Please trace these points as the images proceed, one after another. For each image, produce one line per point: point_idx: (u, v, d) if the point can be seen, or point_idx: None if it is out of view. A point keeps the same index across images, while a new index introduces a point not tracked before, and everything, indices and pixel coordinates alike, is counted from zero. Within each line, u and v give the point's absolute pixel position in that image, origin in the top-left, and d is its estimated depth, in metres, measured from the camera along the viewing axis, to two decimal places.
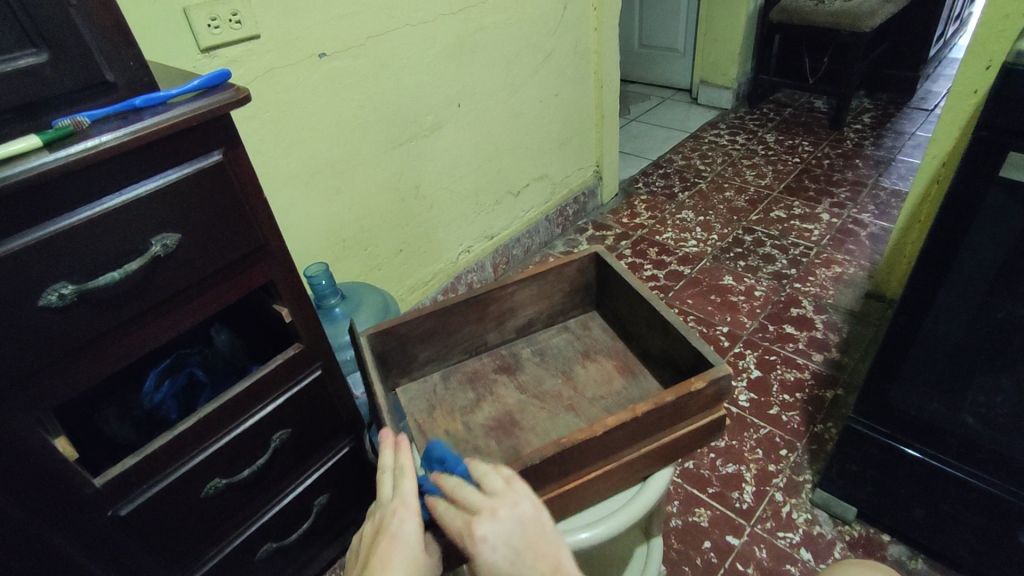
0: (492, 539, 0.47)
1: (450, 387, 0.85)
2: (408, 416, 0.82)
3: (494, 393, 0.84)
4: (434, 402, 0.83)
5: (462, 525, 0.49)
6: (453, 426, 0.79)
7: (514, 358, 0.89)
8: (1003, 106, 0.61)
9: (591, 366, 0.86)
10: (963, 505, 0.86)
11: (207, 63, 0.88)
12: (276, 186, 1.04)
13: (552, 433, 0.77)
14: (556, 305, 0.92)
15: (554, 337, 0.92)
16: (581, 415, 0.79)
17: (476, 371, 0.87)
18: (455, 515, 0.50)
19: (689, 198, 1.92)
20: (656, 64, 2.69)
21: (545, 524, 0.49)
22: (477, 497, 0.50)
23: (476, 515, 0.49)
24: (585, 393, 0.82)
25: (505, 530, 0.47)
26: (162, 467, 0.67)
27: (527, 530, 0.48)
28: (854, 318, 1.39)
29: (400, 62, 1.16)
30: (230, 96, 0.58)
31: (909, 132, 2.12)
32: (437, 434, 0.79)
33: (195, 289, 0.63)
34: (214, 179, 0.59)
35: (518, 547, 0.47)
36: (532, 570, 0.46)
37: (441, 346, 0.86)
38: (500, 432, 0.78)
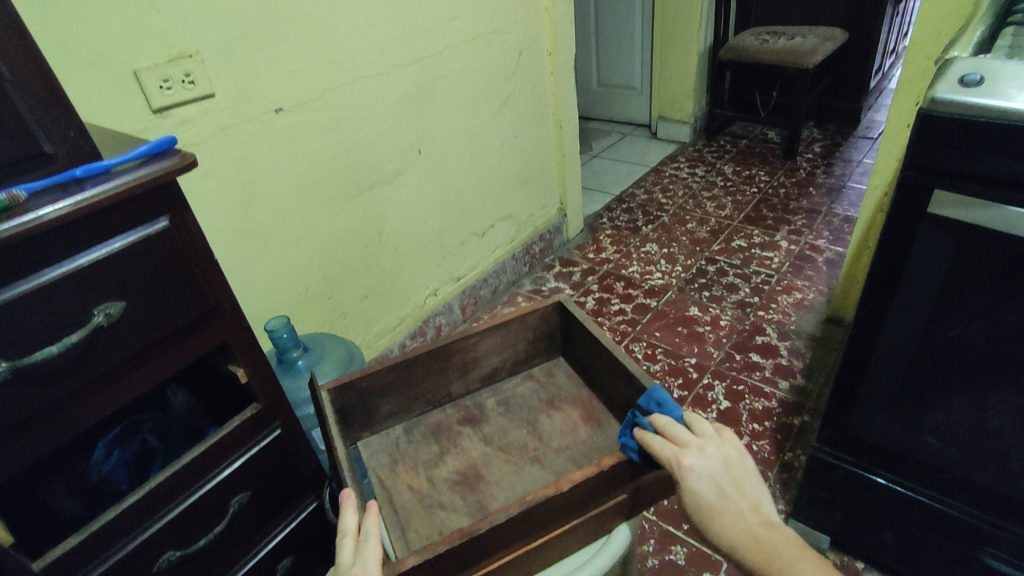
0: (699, 468, 0.56)
1: (414, 442, 0.84)
2: (371, 472, 0.81)
3: (459, 446, 0.83)
4: (397, 457, 0.82)
5: (670, 452, 0.58)
6: (416, 482, 0.79)
7: (479, 409, 0.89)
8: (924, 146, 0.64)
9: (556, 416, 0.86)
10: (931, 529, 0.86)
11: (159, 123, 0.88)
12: (235, 240, 1.04)
13: (517, 486, 0.77)
14: (520, 353, 0.92)
15: (519, 386, 0.92)
16: (546, 467, 0.79)
17: (439, 424, 0.87)
18: (665, 445, 0.59)
19: (652, 231, 1.96)
20: (615, 102, 2.77)
21: (747, 467, 0.58)
22: (688, 434, 0.59)
23: (684, 449, 0.58)
24: (550, 444, 0.82)
25: (711, 465, 0.56)
26: (110, 544, 0.64)
27: (731, 468, 0.57)
28: (816, 344, 1.42)
29: (358, 114, 1.18)
30: (176, 163, 0.58)
31: (857, 159, 2.21)
32: (402, 490, 0.78)
33: (143, 357, 0.62)
34: (159, 246, 0.59)
35: (719, 478, 0.56)
36: (733, 502, 0.55)
37: (405, 398, 0.86)
38: (465, 486, 0.78)
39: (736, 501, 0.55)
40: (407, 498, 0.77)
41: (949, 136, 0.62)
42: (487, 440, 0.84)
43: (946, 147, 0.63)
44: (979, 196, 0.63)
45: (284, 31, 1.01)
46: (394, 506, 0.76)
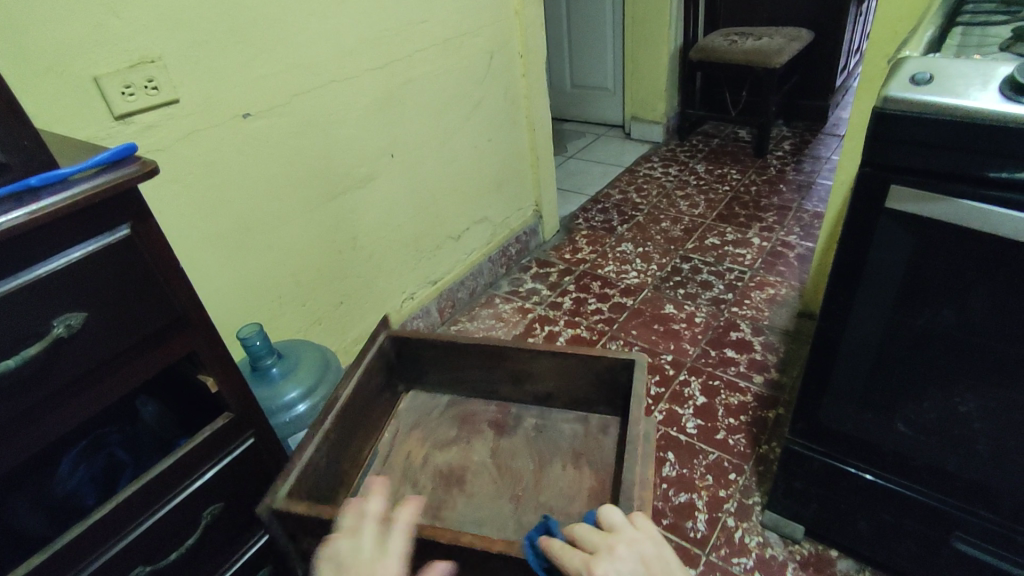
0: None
1: (440, 417, 0.92)
2: (396, 422, 0.93)
3: (471, 443, 0.88)
4: (421, 424, 0.92)
5: (584, 565, 0.52)
6: (414, 454, 0.87)
7: (515, 421, 0.90)
8: (880, 143, 0.66)
9: (570, 472, 0.81)
10: (902, 514, 0.89)
11: (121, 130, 0.87)
12: (205, 248, 1.02)
13: (478, 512, 0.78)
14: (579, 391, 0.87)
15: (565, 422, 0.88)
16: (520, 512, 0.77)
17: (474, 414, 0.92)
18: (573, 555, 0.53)
19: (627, 230, 1.98)
20: (589, 103, 2.79)
21: (666, 562, 0.54)
22: (597, 536, 0.54)
23: (595, 554, 0.52)
24: (540, 493, 0.79)
25: (626, 564, 0.52)
26: (77, 560, 0.62)
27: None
28: (789, 338, 1.45)
29: (328, 118, 1.17)
30: (135, 171, 0.57)
31: (825, 156, 2.26)
32: (401, 453, 0.88)
33: (106, 369, 0.60)
34: (121, 256, 0.58)
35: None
36: None
37: (451, 375, 0.94)
38: (444, 478, 0.83)
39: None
40: (399, 460, 0.86)
41: (903, 132, 0.64)
42: (498, 443, 0.87)
43: (901, 143, 0.65)
44: (934, 189, 0.65)
45: (249, 36, 1.00)
46: (374, 474, 0.85)
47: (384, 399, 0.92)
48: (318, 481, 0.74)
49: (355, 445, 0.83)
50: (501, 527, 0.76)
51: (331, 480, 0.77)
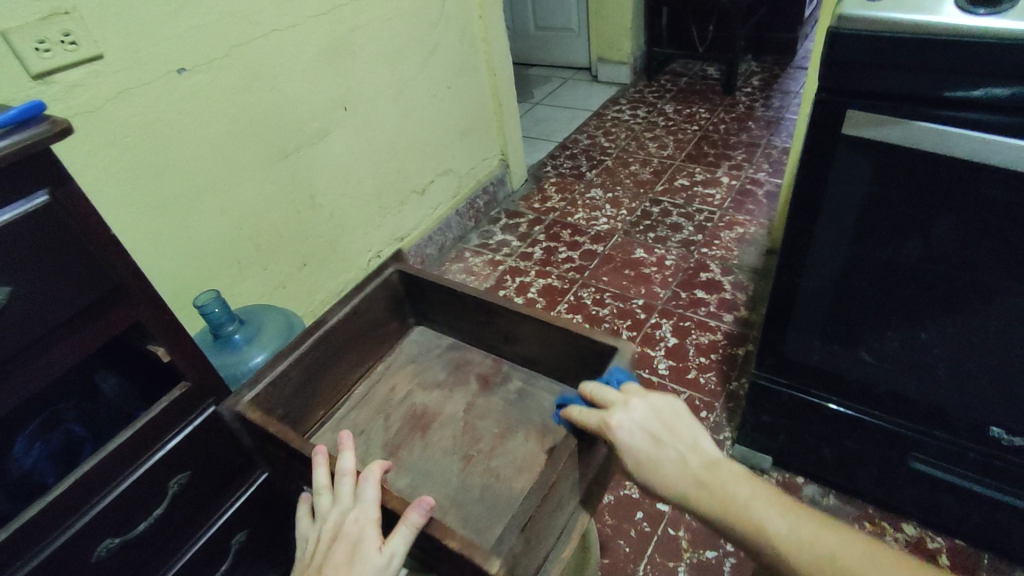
0: (627, 425, 0.58)
1: (436, 358, 0.96)
2: (400, 350, 0.99)
3: (453, 391, 0.91)
4: (418, 360, 0.97)
5: (601, 419, 0.60)
6: (399, 386, 0.93)
7: (503, 379, 0.91)
8: (838, 67, 0.64)
9: (529, 445, 0.81)
10: (865, 439, 0.91)
11: (42, 91, 0.80)
12: (151, 214, 0.97)
13: (429, 463, 0.81)
14: (561, 362, 0.85)
15: (547, 392, 0.87)
16: (466, 473, 0.79)
17: (466, 363, 0.95)
18: (591, 415, 0.61)
19: (596, 175, 1.95)
20: (554, 45, 2.70)
21: (678, 411, 0.59)
22: (612, 394, 0.62)
23: (611, 411, 0.60)
24: (491, 458, 0.80)
25: (639, 416, 0.59)
26: (40, 538, 0.61)
27: (661, 416, 0.59)
28: (758, 275, 1.46)
29: (272, 70, 1.11)
30: (44, 131, 0.52)
31: (793, 90, 2.23)
32: (389, 384, 0.94)
33: (40, 346, 0.57)
34: (45, 224, 0.54)
35: (651, 431, 0.58)
36: (670, 444, 0.57)
37: (452, 320, 0.96)
38: (414, 419, 0.88)
39: (672, 445, 0.57)
40: (382, 391, 0.93)
41: (861, 55, 0.62)
42: (474, 400, 0.89)
43: (859, 67, 0.63)
44: (890, 113, 0.64)
45: None
46: (352, 407, 0.92)
47: (376, 341, 0.96)
48: (287, 397, 0.84)
49: (335, 373, 0.91)
50: (445, 482, 0.78)
51: (306, 398, 0.87)
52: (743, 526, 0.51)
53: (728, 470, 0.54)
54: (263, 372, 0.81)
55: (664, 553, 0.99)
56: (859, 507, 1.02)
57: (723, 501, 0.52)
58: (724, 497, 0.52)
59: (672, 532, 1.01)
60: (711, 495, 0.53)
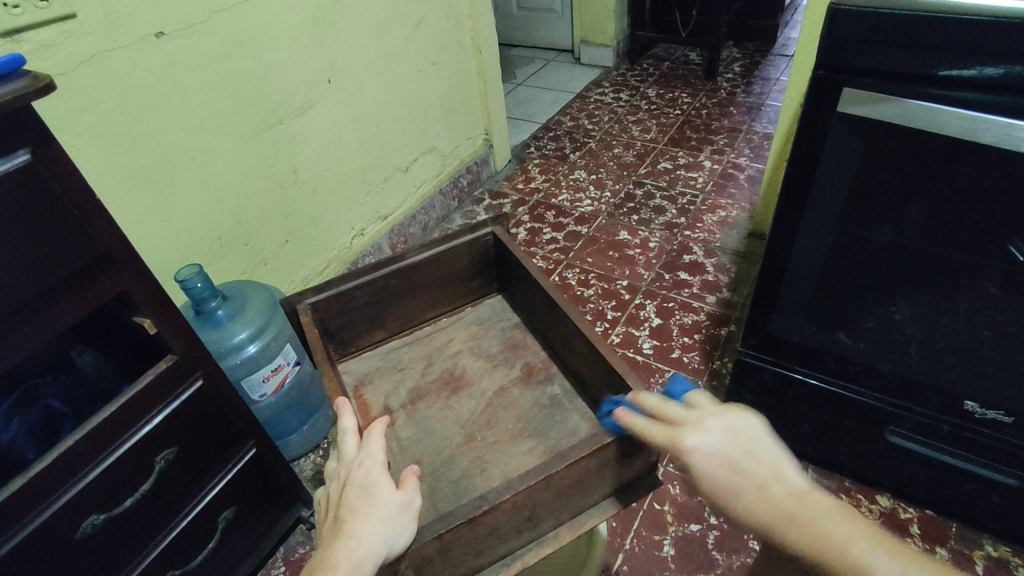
0: (700, 445, 0.53)
1: (499, 331, 1.01)
2: (474, 308, 1.05)
3: (495, 368, 0.95)
4: (483, 324, 1.02)
5: (670, 437, 0.55)
6: (455, 340, 1.01)
7: (546, 377, 0.92)
8: (837, 44, 0.65)
9: (527, 453, 0.83)
10: (844, 416, 0.94)
11: (12, 49, 0.76)
12: (130, 184, 0.94)
13: (432, 427, 0.88)
14: (588, 379, 0.84)
15: (576, 413, 0.86)
16: (460, 451, 0.85)
17: (516, 346, 0.98)
18: (662, 432, 0.57)
19: (580, 157, 1.95)
20: (536, 26, 2.67)
21: (755, 433, 0.53)
22: (681, 414, 0.57)
23: (681, 430, 0.55)
24: (488, 445, 0.85)
25: (712, 436, 0.53)
26: (22, 513, 0.59)
27: (738, 437, 0.53)
28: (739, 258, 1.48)
29: (256, 38, 1.07)
30: (27, 86, 0.49)
31: (774, 77, 2.25)
32: (441, 338, 1.01)
33: (23, 314, 0.55)
34: (27, 186, 0.52)
35: (725, 454, 0.52)
36: (749, 469, 0.50)
37: (518, 293, 1.00)
38: (447, 381, 0.94)
39: (753, 474, 0.50)
40: (436, 340, 1.01)
41: (860, 32, 0.63)
42: (506, 388, 0.92)
43: (855, 44, 0.64)
44: (882, 91, 0.65)
45: None
46: (403, 345, 1.01)
47: (448, 294, 1.03)
48: (348, 309, 0.94)
49: (404, 308, 1.00)
50: (437, 451, 0.85)
51: (368, 321, 0.97)
52: (834, 565, 0.43)
53: (818, 502, 0.47)
54: (334, 285, 0.91)
55: (650, 527, 1.01)
56: (836, 480, 1.05)
57: (812, 541, 0.45)
58: (815, 534, 0.45)
59: (658, 506, 1.03)
60: (800, 530, 0.46)
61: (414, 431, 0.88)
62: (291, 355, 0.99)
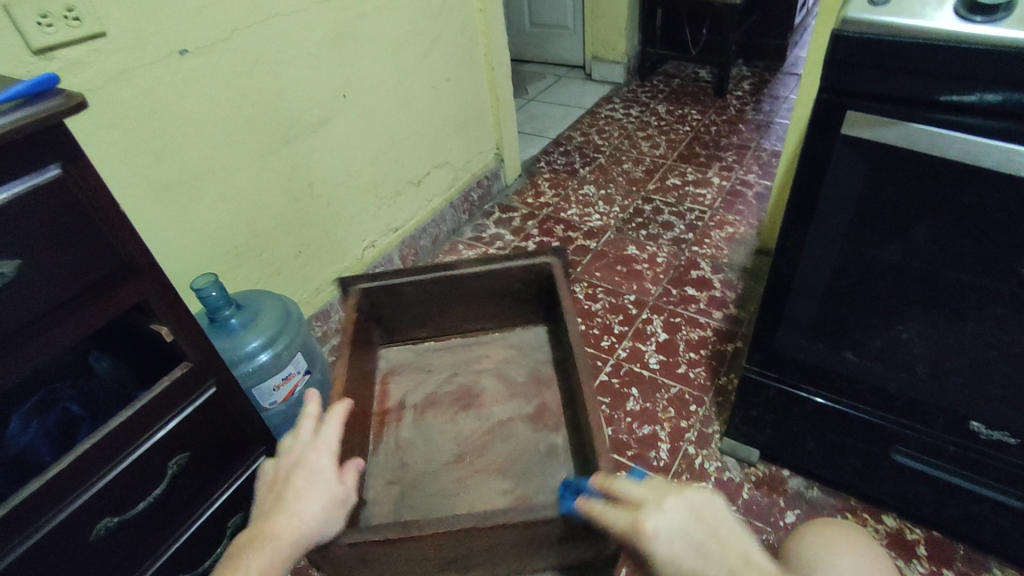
0: (667, 533, 0.51)
1: (507, 344, 1.02)
2: (523, 330, 1.04)
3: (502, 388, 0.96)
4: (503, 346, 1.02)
5: (632, 521, 0.53)
6: (466, 352, 1.02)
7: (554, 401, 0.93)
8: (841, 68, 0.66)
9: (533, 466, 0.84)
10: (849, 434, 0.94)
11: (44, 66, 0.80)
12: (150, 195, 0.96)
13: (439, 439, 0.89)
14: None
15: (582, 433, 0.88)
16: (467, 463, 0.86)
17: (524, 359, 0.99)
18: (618, 515, 0.55)
19: (589, 172, 1.97)
20: (548, 43, 2.71)
21: (719, 514, 0.53)
22: (641, 492, 0.55)
23: (643, 512, 0.52)
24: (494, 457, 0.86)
25: (676, 521, 0.51)
26: (39, 514, 0.61)
27: (699, 516, 0.52)
28: (747, 275, 1.49)
29: (275, 54, 1.10)
30: (61, 104, 0.52)
31: (783, 96, 2.27)
32: (452, 350, 1.03)
33: (48, 321, 0.57)
34: (57, 198, 0.54)
35: (692, 538, 0.51)
36: (715, 559, 0.51)
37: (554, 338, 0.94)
38: (455, 393, 0.96)
39: (721, 561, 0.51)
40: (469, 354, 1.02)
41: (863, 58, 0.64)
42: (512, 420, 0.91)
43: (859, 69, 0.65)
44: (886, 114, 0.66)
45: None
46: (436, 348, 1.03)
47: (496, 311, 1.02)
48: (395, 302, 0.98)
49: (448, 314, 1.01)
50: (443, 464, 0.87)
51: (412, 316, 1.01)
52: None
53: None
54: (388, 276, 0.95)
55: None
56: (842, 499, 1.05)
57: None
58: None
59: None
60: None
61: (421, 441, 0.89)
62: (302, 364, 1.01)
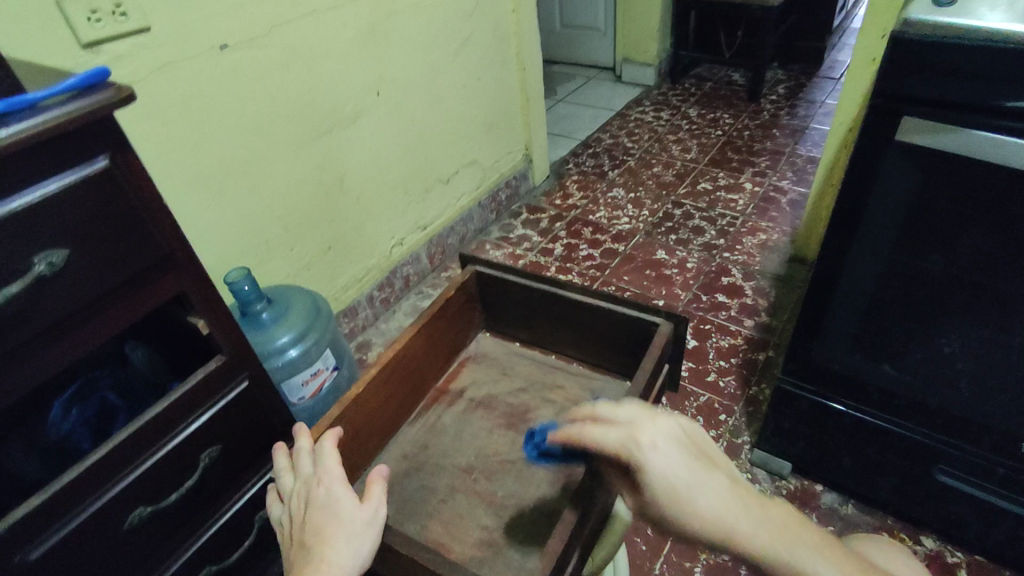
0: (661, 444, 0.51)
1: None
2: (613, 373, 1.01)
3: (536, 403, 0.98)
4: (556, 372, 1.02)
5: (622, 438, 0.53)
6: None
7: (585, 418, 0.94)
8: (897, 71, 0.64)
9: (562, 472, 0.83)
10: (887, 450, 0.91)
11: (90, 60, 0.81)
12: (187, 189, 0.98)
13: None
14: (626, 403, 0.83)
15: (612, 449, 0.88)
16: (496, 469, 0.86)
17: None
18: (607, 435, 0.54)
19: (618, 175, 1.95)
20: (579, 44, 2.70)
21: (699, 436, 0.55)
22: (628, 415, 0.55)
23: (636, 428, 0.53)
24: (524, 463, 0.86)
25: (667, 436, 0.52)
26: (76, 502, 0.61)
27: (687, 437, 0.53)
28: (780, 282, 1.46)
29: (312, 51, 1.11)
30: (110, 96, 0.52)
31: (819, 100, 2.22)
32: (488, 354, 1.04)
33: (90, 311, 0.57)
34: (103, 189, 0.54)
35: (685, 452, 0.51)
36: (704, 471, 0.51)
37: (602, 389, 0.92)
38: None
39: (710, 474, 0.51)
40: (548, 374, 1.03)
41: (922, 61, 0.62)
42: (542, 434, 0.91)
43: (916, 73, 0.63)
44: (947, 120, 0.63)
45: None
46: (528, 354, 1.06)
47: (589, 345, 1.01)
48: (502, 297, 1.04)
49: (546, 327, 1.04)
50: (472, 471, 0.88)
51: (514, 316, 1.06)
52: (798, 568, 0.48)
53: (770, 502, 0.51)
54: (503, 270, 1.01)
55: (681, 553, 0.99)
56: (878, 517, 1.02)
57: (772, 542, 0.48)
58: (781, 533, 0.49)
59: None
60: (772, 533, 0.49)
61: None
62: (331, 360, 1.01)
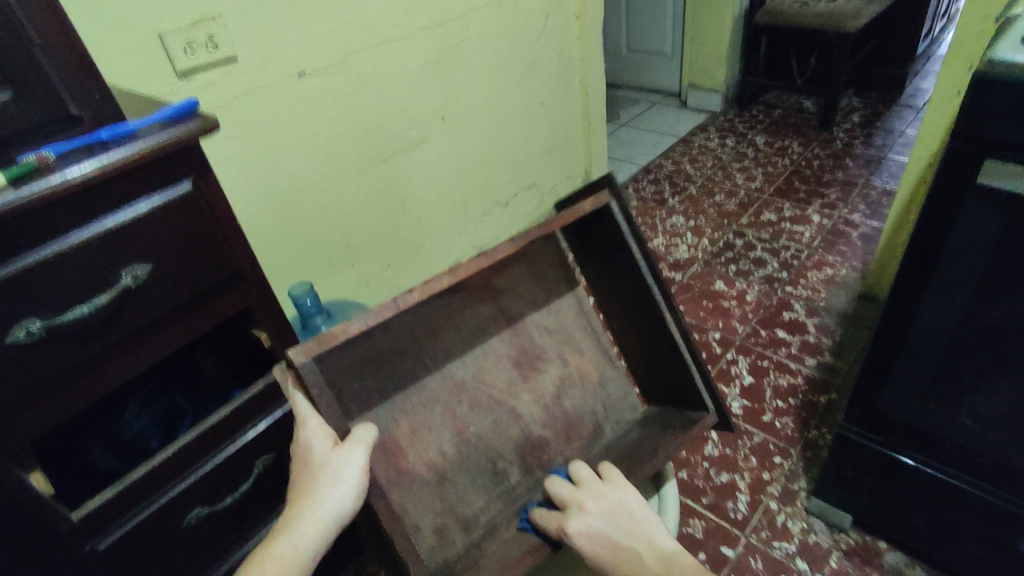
0: (585, 529, 0.56)
1: None
2: None
3: None
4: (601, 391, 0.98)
5: (560, 522, 0.59)
6: None
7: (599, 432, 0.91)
8: (980, 111, 0.61)
9: None
10: (961, 510, 0.84)
11: (183, 87, 0.88)
12: (259, 206, 1.04)
13: None
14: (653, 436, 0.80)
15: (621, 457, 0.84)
16: None
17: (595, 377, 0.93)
18: (552, 518, 0.61)
19: (679, 202, 1.91)
20: (644, 69, 2.69)
21: (630, 505, 0.58)
22: (569, 493, 0.61)
23: (568, 513, 0.59)
24: None
25: (594, 518, 0.57)
26: (143, 498, 0.66)
27: (614, 514, 0.57)
28: (847, 321, 1.39)
29: (383, 77, 1.16)
30: (197, 126, 0.57)
31: (898, 129, 2.12)
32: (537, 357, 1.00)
33: (166, 321, 0.62)
34: (185, 209, 0.59)
35: (606, 535, 0.56)
36: (624, 544, 0.55)
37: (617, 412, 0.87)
38: None
39: (629, 546, 0.55)
40: None
41: (1009, 101, 0.58)
42: None
43: (999, 115, 0.60)
44: None
45: None
46: None
47: None
48: None
49: None
50: None
51: None
52: None
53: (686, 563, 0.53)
54: None
55: None
56: None
57: None
58: None
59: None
60: None
61: None
62: None
